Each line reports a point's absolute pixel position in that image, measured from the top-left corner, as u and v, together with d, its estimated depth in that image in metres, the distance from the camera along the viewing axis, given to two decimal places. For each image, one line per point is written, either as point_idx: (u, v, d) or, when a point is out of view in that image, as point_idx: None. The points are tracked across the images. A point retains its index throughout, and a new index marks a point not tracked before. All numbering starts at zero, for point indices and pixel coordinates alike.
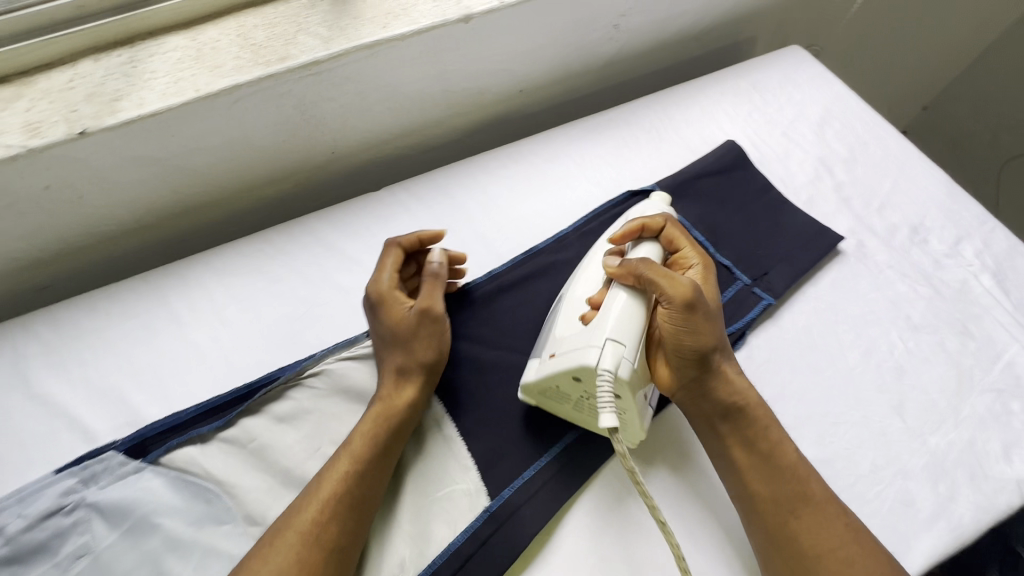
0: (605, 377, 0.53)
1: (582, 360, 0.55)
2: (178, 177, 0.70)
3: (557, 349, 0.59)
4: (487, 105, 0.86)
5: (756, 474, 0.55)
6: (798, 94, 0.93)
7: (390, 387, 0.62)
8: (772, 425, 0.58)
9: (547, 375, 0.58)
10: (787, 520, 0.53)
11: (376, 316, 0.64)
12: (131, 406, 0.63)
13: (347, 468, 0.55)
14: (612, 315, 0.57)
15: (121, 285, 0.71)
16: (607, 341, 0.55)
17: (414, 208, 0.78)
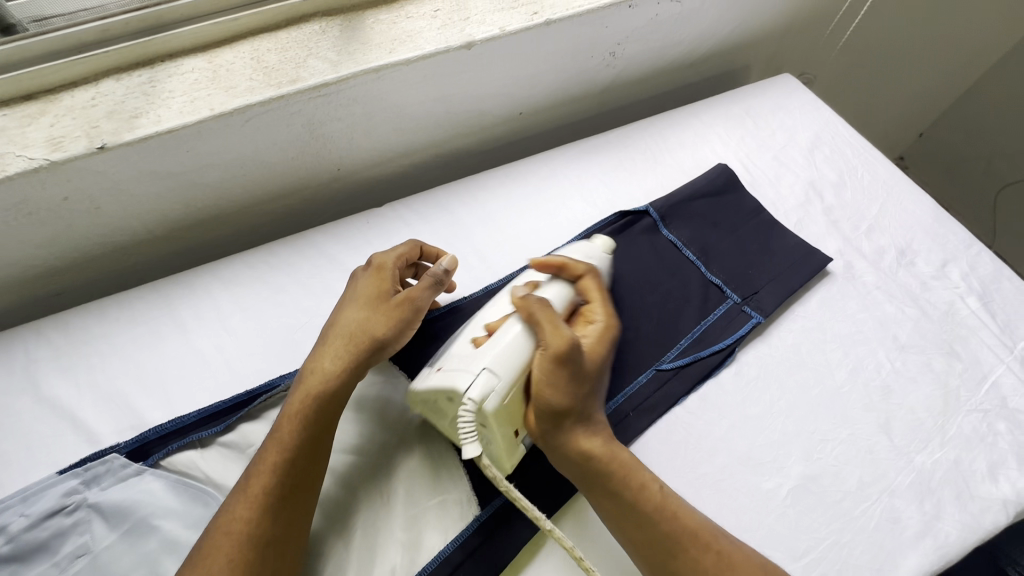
0: (470, 405, 0.55)
1: (455, 385, 0.56)
2: (190, 191, 0.73)
3: (443, 365, 0.59)
4: (488, 126, 0.90)
5: (628, 526, 0.55)
6: (789, 120, 0.96)
7: (325, 366, 0.60)
8: (636, 470, 0.57)
9: (424, 391, 0.59)
10: (664, 564, 0.53)
11: (370, 276, 0.65)
12: (136, 410, 0.65)
13: (276, 459, 0.54)
14: (496, 346, 0.58)
15: (131, 293, 0.73)
16: (482, 370, 0.56)
17: (415, 224, 0.81)
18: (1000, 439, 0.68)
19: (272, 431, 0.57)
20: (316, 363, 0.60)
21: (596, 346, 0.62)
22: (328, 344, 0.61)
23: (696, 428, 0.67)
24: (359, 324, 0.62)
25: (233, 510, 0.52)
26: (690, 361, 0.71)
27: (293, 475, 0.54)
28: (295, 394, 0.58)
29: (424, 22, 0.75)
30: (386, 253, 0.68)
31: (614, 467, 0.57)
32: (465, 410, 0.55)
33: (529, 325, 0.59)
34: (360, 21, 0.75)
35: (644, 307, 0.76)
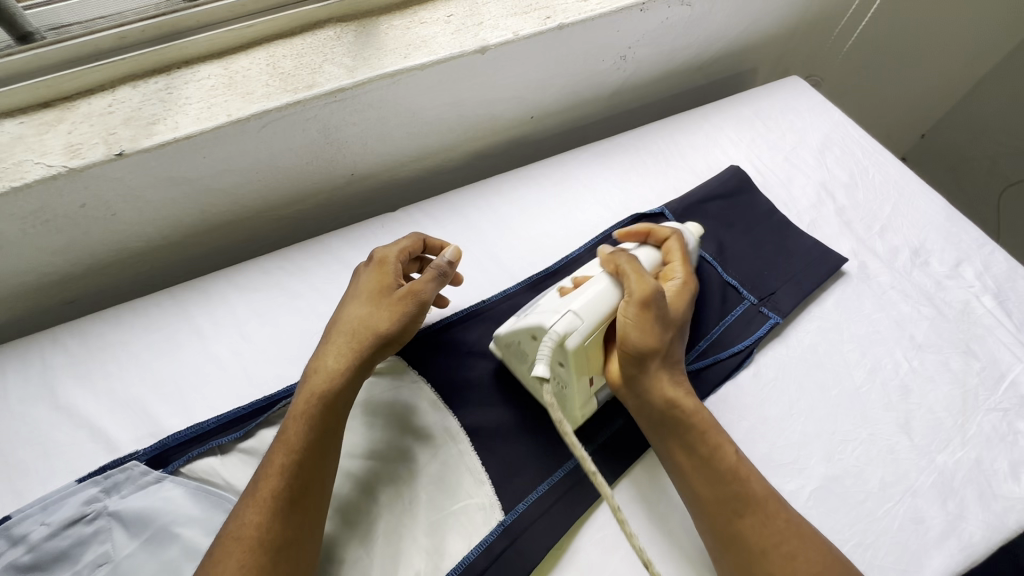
0: (552, 337, 0.57)
1: (541, 321, 0.59)
2: (205, 196, 0.73)
3: (534, 310, 0.63)
4: (500, 130, 0.90)
5: (698, 477, 0.56)
6: (799, 122, 0.97)
7: (329, 363, 0.59)
8: (714, 429, 0.58)
9: (515, 331, 0.62)
10: (730, 520, 0.54)
11: (372, 271, 0.65)
12: (154, 417, 0.65)
13: (283, 460, 0.54)
14: (583, 292, 0.61)
15: (147, 300, 0.73)
16: (568, 311, 0.59)
17: (429, 228, 0.81)
18: (1021, 438, 0.67)
19: (282, 428, 0.57)
20: (321, 359, 0.60)
21: (676, 299, 0.64)
22: (335, 338, 0.61)
23: None
24: (362, 319, 0.62)
25: (242, 515, 0.51)
26: (710, 362, 0.71)
27: (300, 476, 0.54)
28: (303, 390, 0.59)
29: (438, 27, 0.75)
30: (389, 246, 0.68)
31: (691, 420, 0.58)
32: (546, 338, 0.57)
33: (618, 274, 0.62)
34: (373, 27, 0.75)
35: None
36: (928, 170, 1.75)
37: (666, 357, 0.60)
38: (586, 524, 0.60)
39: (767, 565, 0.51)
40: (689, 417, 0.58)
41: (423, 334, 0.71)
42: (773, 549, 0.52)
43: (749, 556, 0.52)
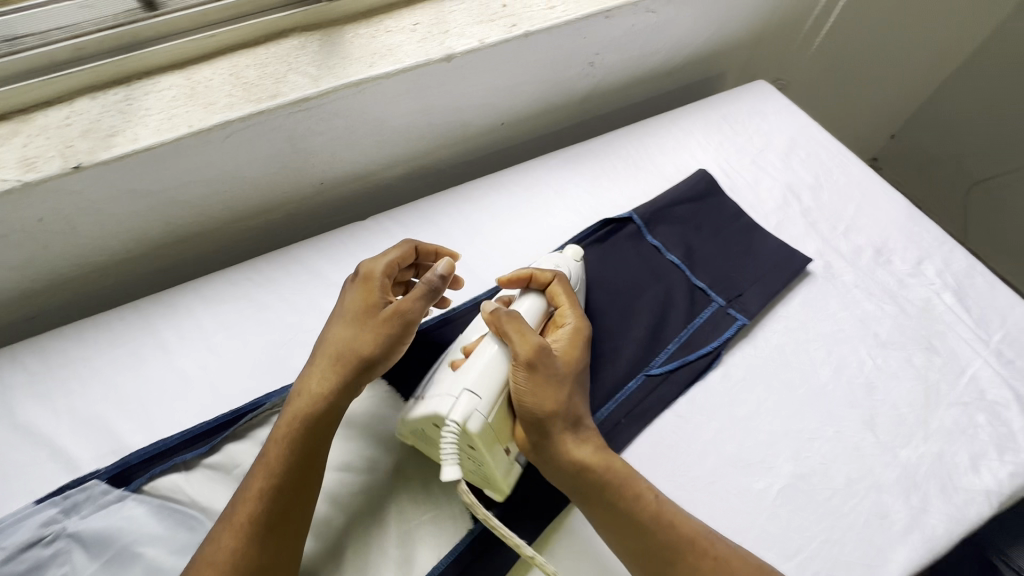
0: (452, 428, 0.54)
1: (434, 411, 0.56)
2: (170, 208, 0.72)
3: (427, 394, 0.60)
4: (471, 137, 0.90)
5: (623, 536, 0.55)
6: (765, 125, 0.99)
7: (313, 386, 0.58)
8: (634, 481, 0.57)
9: (409, 422, 0.59)
10: (663, 570, 0.54)
11: (358, 288, 0.64)
12: (117, 434, 0.63)
13: (261, 486, 0.53)
14: (471, 367, 0.58)
15: (110, 314, 0.72)
16: (464, 392, 0.56)
17: (399, 236, 0.80)
18: (980, 431, 0.69)
19: (260, 454, 0.56)
20: (303, 382, 0.59)
21: (570, 350, 0.62)
22: (317, 361, 0.60)
23: (686, 431, 0.68)
24: (345, 341, 0.60)
25: (217, 540, 0.51)
26: (679, 365, 0.72)
27: (278, 502, 0.53)
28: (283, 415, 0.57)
29: (404, 36, 0.75)
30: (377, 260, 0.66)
31: (605, 478, 0.56)
32: (446, 433, 0.54)
33: (502, 335, 0.60)
34: (339, 36, 0.75)
35: (631, 313, 0.77)
36: (898, 169, 1.80)
37: (570, 413, 0.58)
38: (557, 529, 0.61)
39: None
40: (603, 475, 0.56)
41: None
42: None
43: None
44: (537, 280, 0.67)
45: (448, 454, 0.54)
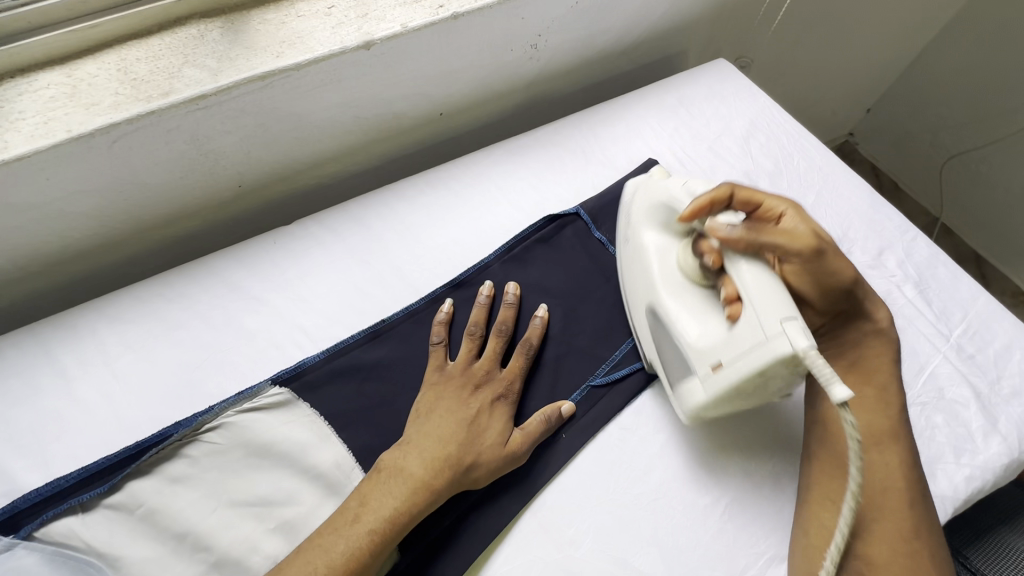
0: (813, 355, 0.48)
1: (764, 360, 0.51)
2: (64, 221, 0.65)
3: (724, 356, 0.55)
4: (407, 129, 0.84)
5: (859, 409, 0.61)
6: (724, 108, 0.93)
7: (428, 481, 0.56)
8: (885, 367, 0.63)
9: (723, 391, 0.55)
10: (867, 450, 0.59)
11: (495, 414, 0.62)
12: (8, 474, 0.58)
13: (356, 557, 0.51)
14: (757, 296, 0.53)
15: (4, 340, 0.65)
16: (784, 323, 0.50)
17: (326, 240, 0.74)
18: (938, 433, 0.66)
19: (348, 525, 0.53)
20: (410, 473, 0.56)
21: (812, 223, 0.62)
22: (437, 454, 0.57)
23: (630, 445, 0.64)
24: (467, 459, 0.58)
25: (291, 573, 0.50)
26: (624, 374, 0.68)
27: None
28: (383, 505, 0.54)
29: (318, 21, 0.68)
30: (512, 378, 0.65)
31: (861, 346, 0.64)
32: (810, 365, 0.48)
33: (759, 248, 0.57)
34: (244, 22, 0.67)
35: (576, 319, 0.72)
36: (873, 145, 1.75)
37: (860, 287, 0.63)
38: (490, 559, 0.57)
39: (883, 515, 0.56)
40: (857, 335, 0.64)
41: (316, 361, 0.65)
42: (894, 491, 0.57)
43: (871, 498, 0.57)
44: (718, 198, 0.61)
45: (829, 376, 0.46)
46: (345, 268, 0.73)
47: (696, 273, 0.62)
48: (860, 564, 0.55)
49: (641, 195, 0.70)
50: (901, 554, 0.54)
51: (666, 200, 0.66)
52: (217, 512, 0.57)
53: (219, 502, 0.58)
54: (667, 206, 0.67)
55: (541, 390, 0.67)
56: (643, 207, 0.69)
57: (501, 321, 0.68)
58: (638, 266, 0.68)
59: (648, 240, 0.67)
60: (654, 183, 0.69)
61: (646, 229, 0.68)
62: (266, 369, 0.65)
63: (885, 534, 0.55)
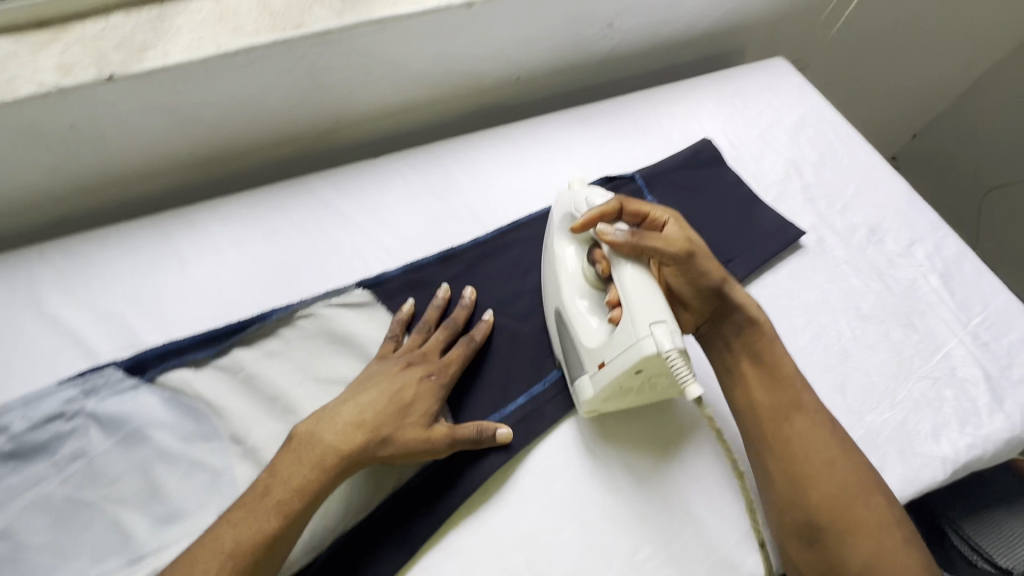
0: (672, 356, 0.57)
1: (635, 360, 0.58)
2: (194, 128, 0.76)
3: (608, 355, 0.61)
4: (486, 88, 0.93)
5: (755, 388, 0.68)
6: (777, 101, 1.00)
7: (341, 452, 0.57)
8: (776, 345, 0.69)
9: (611, 386, 0.62)
10: (782, 425, 0.65)
11: (419, 391, 0.63)
12: (134, 331, 0.69)
13: (266, 528, 0.53)
14: (633, 298, 0.60)
15: (133, 224, 0.76)
16: (653, 326, 0.58)
17: (409, 175, 0.84)
18: (946, 404, 0.72)
19: (258, 500, 0.54)
20: (323, 442, 0.57)
21: (687, 233, 0.68)
22: (354, 423, 0.59)
23: None
24: (384, 432, 0.59)
25: (207, 550, 0.52)
26: None
27: (273, 548, 0.53)
28: (292, 477, 0.56)
29: None
30: (450, 362, 0.66)
31: (756, 334, 0.69)
32: (671, 363, 0.57)
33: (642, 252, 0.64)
34: None
35: None
36: (915, 169, 1.74)
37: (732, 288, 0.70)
38: (531, 457, 0.66)
39: (814, 482, 0.61)
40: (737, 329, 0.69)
41: (395, 273, 0.74)
42: (815, 457, 0.62)
43: (792, 461, 0.63)
44: (610, 211, 0.68)
45: (683, 377, 0.57)
46: (423, 201, 0.82)
47: (592, 277, 0.67)
48: (816, 534, 0.60)
49: (557, 207, 0.75)
50: (843, 512, 0.60)
51: (570, 209, 0.72)
52: (304, 383, 0.67)
53: (306, 375, 0.67)
54: (571, 217, 0.72)
55: None
56: (556, 217, 0.74)
57: (454, 323, 0.70)
58: (549, 268, 0.72)
59: (558, 246, 0.71)
60: (569, 193, 0.74)
61: (557, 235, 0.73)
62: (350, 275, 0.75)
63: (824, 497, 0.61)
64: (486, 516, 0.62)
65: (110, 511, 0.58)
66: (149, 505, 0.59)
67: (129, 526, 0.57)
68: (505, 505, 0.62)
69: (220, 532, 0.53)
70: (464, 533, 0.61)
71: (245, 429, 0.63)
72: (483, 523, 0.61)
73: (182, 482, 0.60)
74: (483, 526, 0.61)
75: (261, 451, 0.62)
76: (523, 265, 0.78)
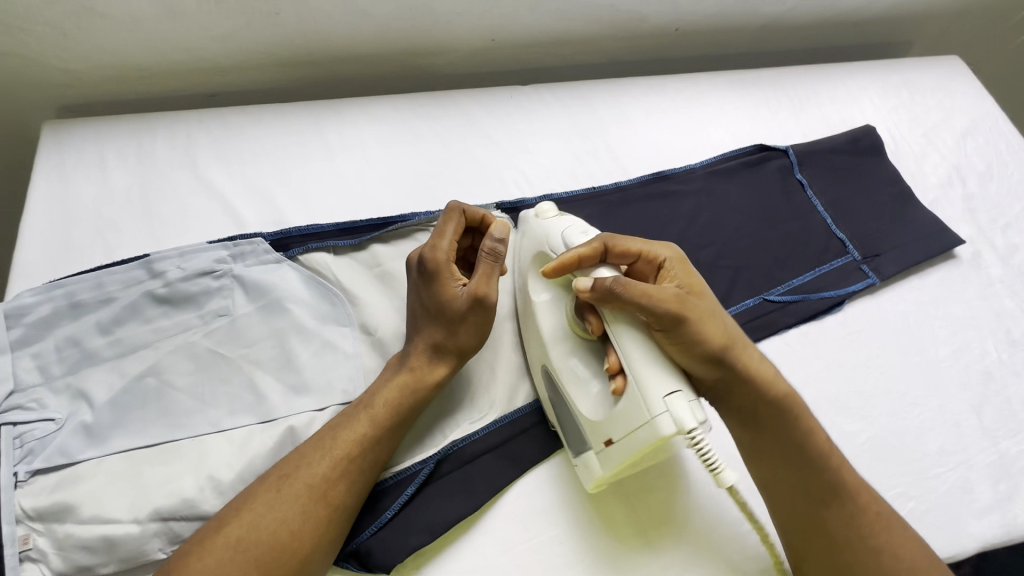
0: (695, 432, 0.47)
1: (651, 440, 0.48)
2: (360, 20, 0.75)
3: (613, 433, 0.52)
4: (643, 35, 0.89)
5: (777, 465, 0.55)
6: (948, 102, 0.92)
7: (420, 364, 0.57)
8: (806, 416, 0.56)
9: (618, 467, 0.52)
10: (816, 510, 0.54)
11: (434, 286, 0.57)
12: (279, 208, 0.70)
13: (364, 431, 0.53)
14: (642, 369, 0.50)
15: (284, 107, 0.77)
16: (666, 400, 0.48)
17: (555, 108, 0.82)
18: None
19: (354, 409, 0.55)
20: (402, 364, 0.57)
21: (692, 279, 0.56)
22: (415, 346, 0.57)
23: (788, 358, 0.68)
24: (445, 341, 0.57)
25: (313, 447, 0.52)
26: (798, 299, 0.71)
27: (376, 454, 0.54)
28: (379, 392, 0.55)
29: None
30: (438, 243, 0.58)
31: (777, 411, 0.55)
32: (698, 440, 0.48)
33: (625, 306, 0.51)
34: None
35: (766, 239, 0.75)
36: None
37: (740, 353, 0.54)
38: None
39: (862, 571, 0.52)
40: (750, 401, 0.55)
41: (533, 202, 0.73)
42: (860, 546, 0.53)
43: (834, 547, 0.53)
44: (592, 252, 0.55)
45: (717, 462, 0.48)
46: (567, 137, 0.80)
47: (580, 330, 0.57)
48: None
49: (526, 240, 0.64)
50: None
51: (545, 251, 0.60)
52: None
53: None
54: (545, 256, 0.60)
55: (718, 289, 0.70)
56: (526, 258, 0.63)
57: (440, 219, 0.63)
58: (530, 327, 0.62)
59: (536, 298, 0.61)
60: (538, 223, 0.63)
61: (530, 281, 0.62)
62: (489, 197, 0.74)
63: None
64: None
65: (247, 371, 0.60)
66: (282, 373, 0.60)
67: (264, 389, 0.59)
68: None
69: (323, 432, 0.53)
70: (574, 465, 0.60)
71: (375, 323, 0.64)
72: None
73: (313, 358, 0.61)
74: None
75: (388, 347, 0.63)
76: (663, 219, 0.74)
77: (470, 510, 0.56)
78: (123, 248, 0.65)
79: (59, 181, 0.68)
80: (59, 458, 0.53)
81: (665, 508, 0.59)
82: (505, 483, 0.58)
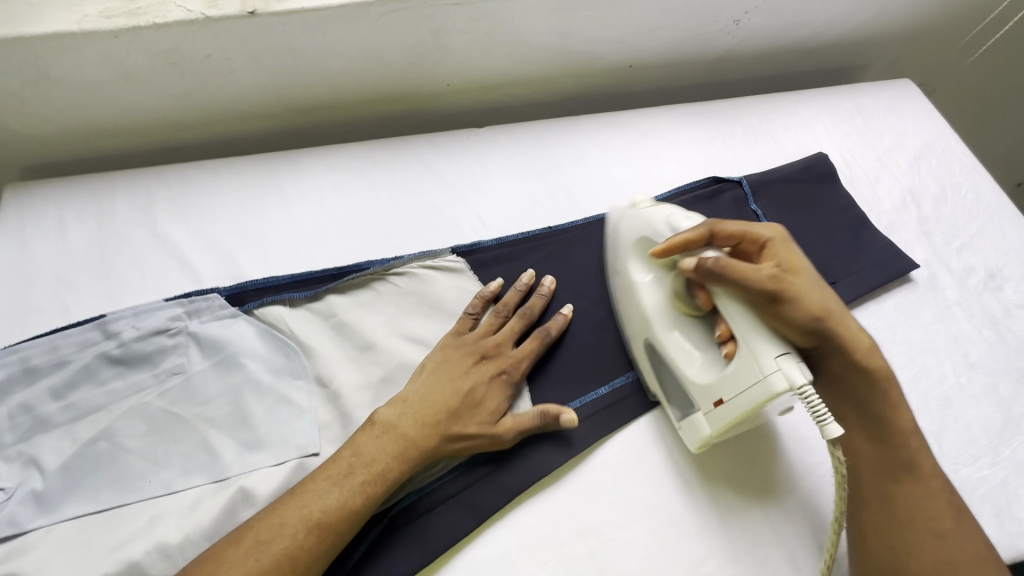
0: (806, 391, 0.51)
1: (761, 398, 0.53)
2: (314, 74, 0.77)
3: (723, 392, 0.56)
4: (596, 73, 0.91)
5: (857, 441, 0.60)
6: (901, 125, 0.94)
7: (420, 438, 0.57)
8: (894, 395, 0.60)
9: (727, 423, 0.57)
10: (887, 485, 0.57)
11: (494, 389, 0.62)
12: (236, 262, 0.71)
13: (352, 502, 0.53)
14: (754, 333, 0.54)
15: (243, 160, 0.78)
16: (780, 360, 0.53)
17: (511, 148, 0.83)
18: None
19: (342, 476, 0.54)
20: (400, 431, 0.57)
21: (794, 255, 0.60)
22: (426, 424, 0.58)
23: None
24: (458, 437, 0.59)
25: (291, 514, 0.51)
26: None
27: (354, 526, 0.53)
28: (376, 460, 0.55)
29: None
30: (523, 356, 0.64)
31: (865, 384, 0.60)
32: (806, 399, 0.52)
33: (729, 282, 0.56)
34: None
35: None
36: None
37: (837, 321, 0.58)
38: (606, 448, 0.64)
39: (922, 553, 0.54)
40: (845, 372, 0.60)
41: (488, 245, 0.74)
42: (923, 524, 0.55)
43: (901, 525, 0.55)
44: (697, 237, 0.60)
45: (825, 415, 0.51)
46: (522, 177, 0.81)
47: (686, 307, 0.62)
48: None
49: (624, 228, 0.69)
50: None
51: (646, 235, 0.66)
52: (391, 338, 0.67)
53: (392, 331, 0.67)
54: (649, 240, 0.66)
55: None
56: (625, 243, 0.69)
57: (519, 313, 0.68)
58: (630, 304, 0.67)
59: (638, 278, 0.66)
60: (635, 212, 0.69)
61: (630, 263, 0.67)
62: (445, 241, 0.75)
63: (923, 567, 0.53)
64: (590, 475, 0.62)
65: (201, 429, 0.60)
66: (236, 430, 0.60)
67: (218, 447, 0.59)
68: (574, 494, 0.61)
69: (304, 497, 0.52)
70: (532, 511, 0.60)
71: (330, 374, 0.64)
72: (553, 505, 0.60)
73: (268, 413, 0.61)
74: (551, 508, 0.60)
75: (343, 398, 0.63)
76: None
77: (425, 563, 0.56)
78: (80, 309, 0.66)
79: (18, 244, 0.69)
80: (8, 529, 0.52)
81: (623, 553, 0.58)
82: (461, 534, 0.57)
